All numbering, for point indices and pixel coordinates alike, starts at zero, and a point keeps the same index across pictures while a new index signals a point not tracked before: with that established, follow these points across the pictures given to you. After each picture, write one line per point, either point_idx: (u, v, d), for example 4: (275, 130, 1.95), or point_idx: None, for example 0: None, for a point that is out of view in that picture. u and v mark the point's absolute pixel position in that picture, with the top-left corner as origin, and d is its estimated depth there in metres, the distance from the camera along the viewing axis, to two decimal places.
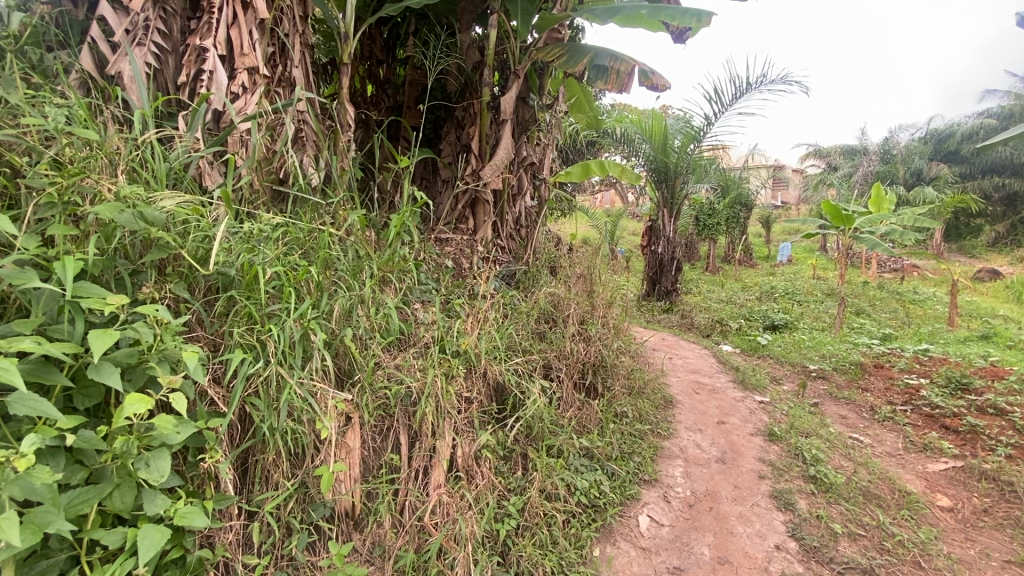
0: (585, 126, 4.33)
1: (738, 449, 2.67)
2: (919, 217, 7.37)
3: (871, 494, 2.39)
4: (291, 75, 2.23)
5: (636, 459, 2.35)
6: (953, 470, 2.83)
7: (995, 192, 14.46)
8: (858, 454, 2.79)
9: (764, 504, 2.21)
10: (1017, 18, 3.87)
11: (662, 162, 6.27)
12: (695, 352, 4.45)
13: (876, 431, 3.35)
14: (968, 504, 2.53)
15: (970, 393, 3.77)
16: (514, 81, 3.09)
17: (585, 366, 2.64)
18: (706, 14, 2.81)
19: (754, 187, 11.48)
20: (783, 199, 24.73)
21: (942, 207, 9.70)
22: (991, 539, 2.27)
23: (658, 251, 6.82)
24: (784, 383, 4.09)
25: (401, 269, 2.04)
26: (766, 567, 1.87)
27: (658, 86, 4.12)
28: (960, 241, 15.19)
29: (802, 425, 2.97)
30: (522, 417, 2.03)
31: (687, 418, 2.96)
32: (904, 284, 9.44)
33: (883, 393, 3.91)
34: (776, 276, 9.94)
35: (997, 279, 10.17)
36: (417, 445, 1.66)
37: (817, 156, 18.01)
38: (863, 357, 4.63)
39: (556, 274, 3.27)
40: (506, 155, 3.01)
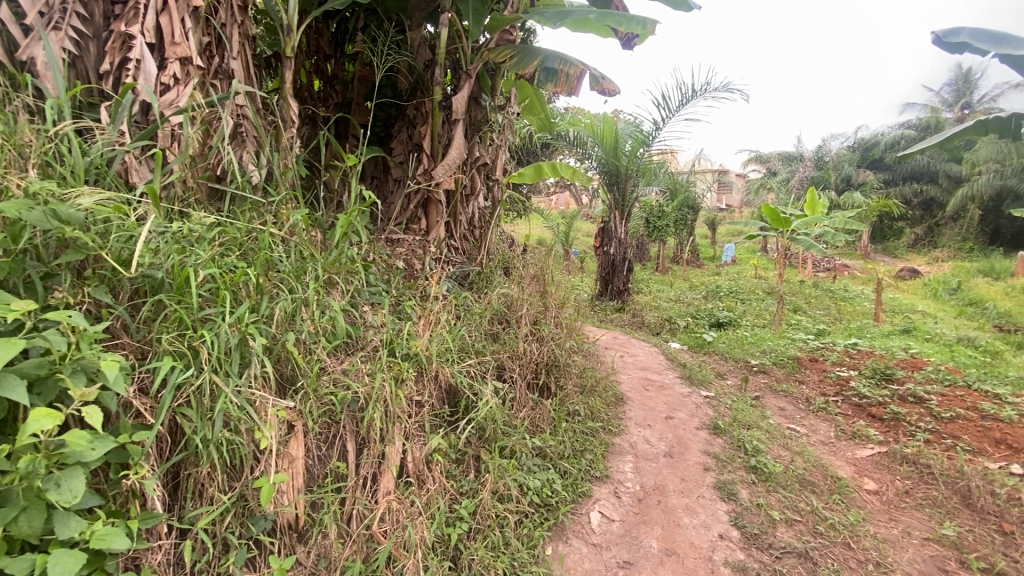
0: (538, 130, 4.33)
1: (685, 443, 2.75)
2: (849, 220, 7.89)
3: (806, 481, 2.53)
4: (229, 67, 2.12)
5: (588, 456, 2.38)
6: (878, 455, 3.05)
7: (915, 197, 15.67)
8: (794, 444, 2.95)
9: (709, 495, 2.29)
10: (933, 38, 4.21)
11: (614, 165, 6.44)
12: (645, 350, 4.58)
13: (811, 421, 3.55)
14: (892, 486, 2.72)
15: (893, 382, 4.07)
16: (466, 81, 3.07)
17: (539, 366, 2.65)
18: (650, 22, 2.87)
19: (701, 191, 11.97)
20: (727, 202, 25.89)
21: (868, 210, 10.43)
22: (911, 518, 2.45)
23: (610, 252, 6.97)
24: (727, 377, 4.29)
25: (348, 271, 1.98)
26: (710, 556, 1.93)
27: (608, 91, 4.21)
28: (885, 242, 16.38)
29: (744, 418, 3.11)
30: (474, 419, 2.01)
31: (637, 415, 3.03)
32: (836, 282, 10.11)
33: (817, 385, 4.17)
34: (722, 275, 10.40)
35: (916, 278, 11.05)
36: (366, 451, 1.61)
37: (758, 161, 18.97)
38: (800, 352, 4.90)
39: (509, 275, 3.28)
40: (459, 154, 2.99)
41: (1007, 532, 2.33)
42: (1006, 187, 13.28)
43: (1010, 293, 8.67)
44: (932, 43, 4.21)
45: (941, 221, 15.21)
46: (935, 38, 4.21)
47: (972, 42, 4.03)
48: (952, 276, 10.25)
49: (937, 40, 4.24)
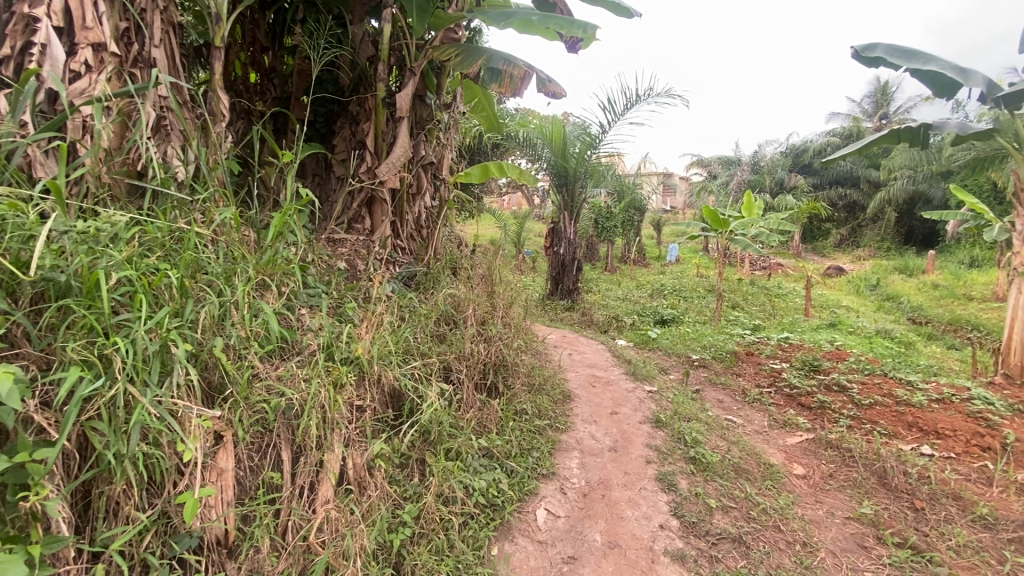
0: (486, 129, 4.26)
1: (628, 437, 2.83)
2: (782, 222, 8.37)
3: (741, 469, 2.66)
4: (151, 56, 1.98)
5: (535, 454, 2.41)
6: (806, 442, 3.25)
7: (840, 201, 16.86)
8: (730, 434, 3.10)
9: (651, 487, 2.37)
10: (853, 51, 4.54)
11: (562, 166, 6.53)
12: (593, 347, 4.68)
13: (747, 412, 3.74)
14: (818, 470, 2.91)
15: (820, 372, 4.36)
16: (410, 79, 3.02)
17: (486, 366, 2.65)
18: (592, 26, 2.93)
19: (647, 192, 12.37)
20: (672, 203, 26.88)
21: (798, 212, 11.12)
22: (834, 499, 2.63)
23: (560, 252, 7.05)
24: (670, 372, 4.46)
25: (284, 272, 1.90)
26: (651, 547, 2.00)
27: (555, 93, 4.26)
28: (814, 242, 17.54)
29: (685, 411, 3.24)
30: (417, 422, 1.98)
31: (584, 411, 3.09)
32: (770, 280, 10.73)
33: (753, 377, 4.41)
34: (666, 274, 10.80)
35: (841, 275, 11.89)
36: (302, 460, 1.55)
37: (700, 165, 19.81)
38: (738, 346, 5.16)
39: (457, 275, 3.25)
40: (403, 153, 2.93)
41: (916, 507, 2.55)
42: (917, 192, 14.54)
43: (921, 288, 9.50)
44: (852, 57, 4.54)
45: (863, 223, 16.46)
46: (854, 52, 4.55)
47: (886, 57, 4.39)
48: (872, 274, 11.11)
49: (856, 54, 4.57)
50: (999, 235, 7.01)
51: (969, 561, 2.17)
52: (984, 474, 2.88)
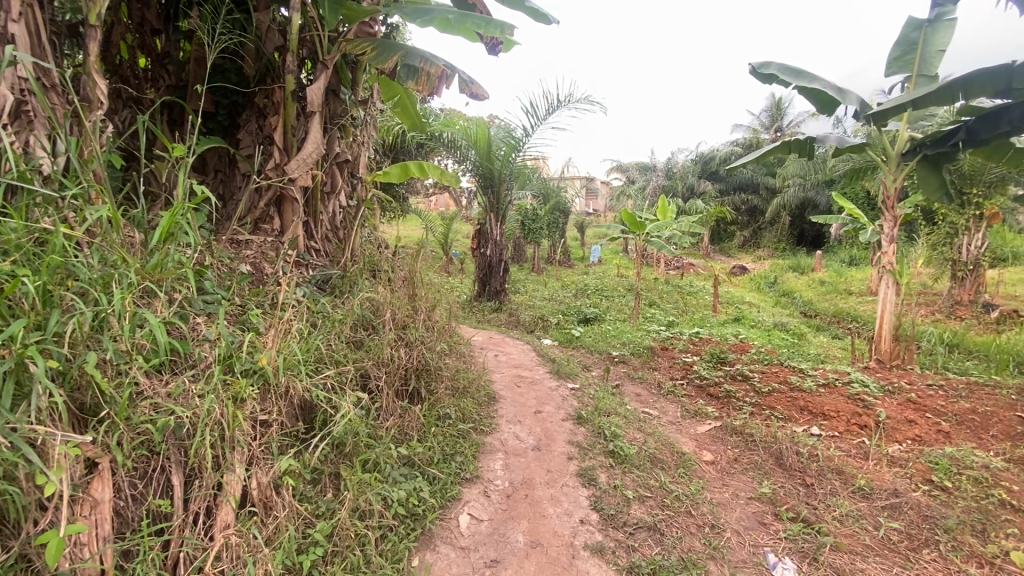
0: (410, 128, 4.09)
1: (551, 435, 2.87)
2: (693, 224, 8.96)
3: (656, 459, 2.80)
4: (8, 31, 1.72)
5: (458, 459, 2.38)
6: (714, 429, 3.49)
7: (742, 205, 18.36)
8: (647, 426, 3.25)
9: (572, 483, 2.42)
10: (751, 68, 4.95)
11: (488, 168, 6.55)
12: (519, 348, 4.72)
13: (662, 404, 3.95)
14: (725, 456, 3.12)
15: (726, 364, 4.70)
16: (322, 72, 2.87)
17: (408, 372, 2.58)
18: (509, 27, 2.95)
19: (570, 195, 12.74)
20: (594, 206, 27.92)
21: (707, 215, 11.96)
22: (739, 481, 2.83)
23: (487, 254, 7.06)
24: (592, 369, 4.61)
25: (176, 278, 1.73)
26: (571, 542, 2.04)
27: (477, 95, 4.25)
28: (721, 244, 18.96)
29: (605, 406, 3.35)
30: (330, 434, 1.88)
31: (509, 411, 3.11)
32: (684, 279, 11.45)
33: (668, 370, 4.66)
34: (590, 274, 11.17)
35: (744, 274, 12.95)
36: (197, 483, 1.42)
37: (619, 170, 20.73)
38: (654, 341, 5.44)
39: (376, 277, 3.14)
40: (315, 149, 2.78)
41: (807, 483, 2.81)
42: (806, 198, 16.18)
43: (810, 285, 10.58)
44: (750, 73, 4.95)
45: (762, 225, 18.04)
46: (752, 68, 4.97)
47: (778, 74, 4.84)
48: (770, 272, 12.20)
49: (754, 70, 4.99)
50: (872, 237, 7.89)
51: (850, 529, 2.42)
52: (861, 450, 3.24)
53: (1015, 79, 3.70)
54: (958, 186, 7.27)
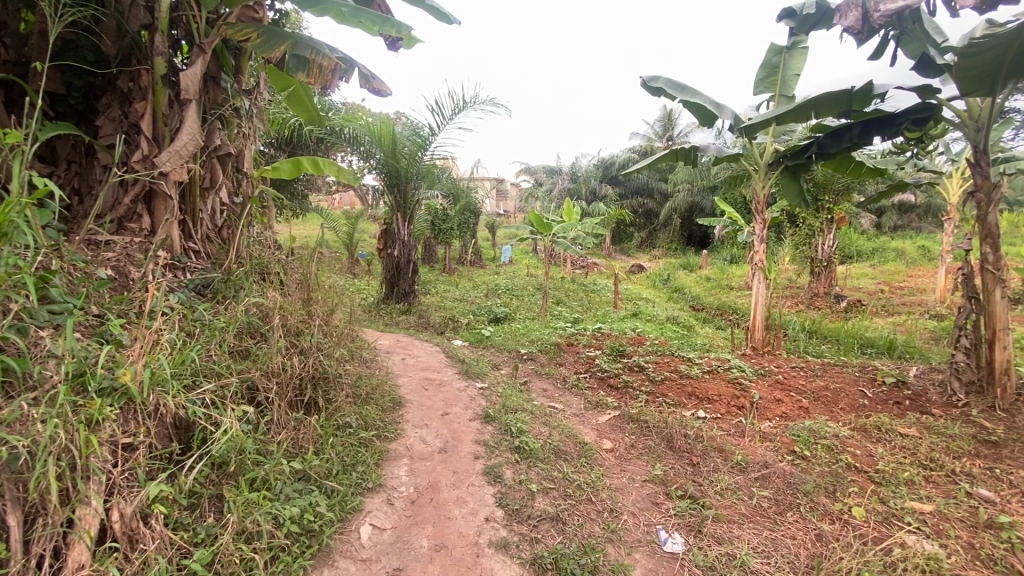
0: (307, 121, 3.82)
1: (458, 435, 2.87)
2: (596, 225, 9.42)
3: (560, 450, 2.90)
4: None
5: (359, 469, 2.29)
6: (614, 418, 3.69)
7: (640, 207, 19.63)
8: (552, 420, 3.36)
9: (477, 482, 2.43)
10: (642, 80, 5.32)
11: (393, 166, 6.38)
12: (427, 349, 4.67)
13: (567, 398, 4.10)
14: (623, 443, 3.32)
15: (625, 356, 5.00)
16: (199, 57, 2.62)
17: (303, 381, 2.44)
18: (405, 26, 2.90)
19: (480, 196, 12.81)
20: (504, 207, 28.36)
21: (609, 217, 12.63)
22: (635, 465, 3.02)
23: (394, 254, 6.87)
24: (501, 367, 4.68)
25: (12, 286, 1.49)
26: (475, 541, 2.05)
27: (378, 91, 4.12)
28: (621, 244, 20.14)
29: (512, 403, 3.41)
30: (209, 453, 1.73)
31: (414, 415, 3.05)
32: (588, 277, 12.01)
33: (573, 365, 4.86)
34: (500, 274, 11.31)
35: (642, 272, 13.87)
36: (41, 521, 1.24)
37: (527, 172, 21.24)
38: (560, 338, 5.63)
39: (266, 281, 2.92)
40: (191, 140, 2.53)
41: (694, 463, 3.07)
42: (694, 203, 17.70)
43: (698, 281, 11.59)
44: (642, 84, 5.32)
45: (657, 227, 19.44)
46: (643, 81, 5.34)
47: (665, 87, 5.25)
48: (665, 270, 13.19)
49: (645, 81, 5.36)
50: (748, 238, 8.81)
51: (728, 500, 2.69)
52: (739, 428, 3.61)
53: (854, 102, 4.31)
54: (813, 194, 8.39)
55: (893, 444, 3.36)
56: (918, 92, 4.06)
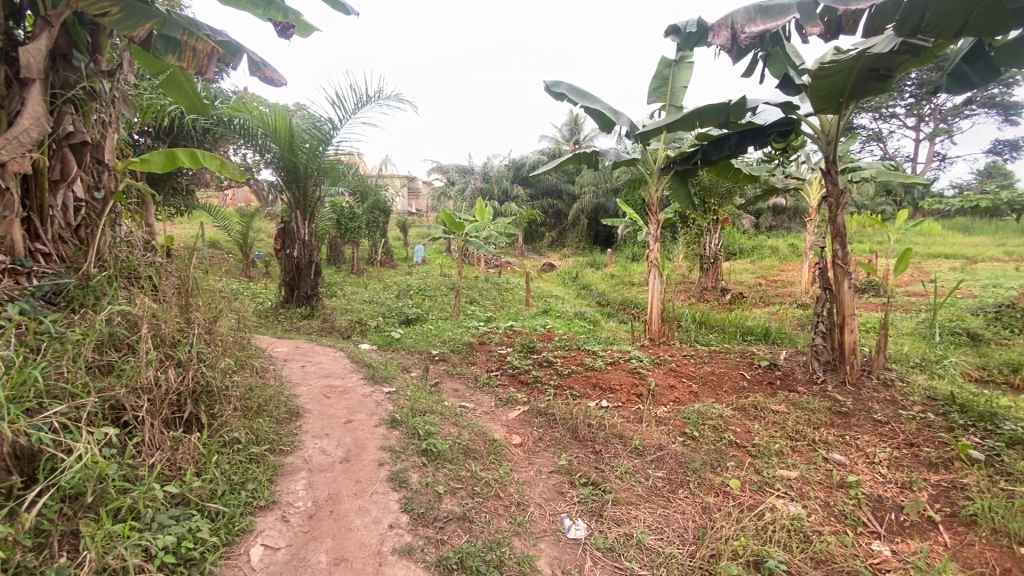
0: (187, 110, 3.46)
1: (362, 443, 2.76)
2: (507, 225, 9.55)
3: (469, 450, 2.91)
4: None
5: (250, 487, 2.13)
6: (523, 413, 3.78)
7: (549, 208, 20.23)
8: (461, 419, 3.36)
9: (381, 489, 2.37)
10: (546, 85, 5.49)
11: (290, 161, 6.00)
12: (330, 355, 4.45)
13: (478, 396, 4.12)
14: (531, 437, 3.40)
15: (535, 352, 5.13)
16: (43, 31, 2.28)
17: (182, 397, 2.22)
18: (292, 12, 2.75)
19: (390, 195, 12.46)
20: (417, 207, 27.85)
21: (521, 217, 12.86)
22: (542, 458, 3.11)
23: (294, 255, 6.47)
24: (411, 369, 4.60)
25: None
26: (378, 550, 1.99)
27: (270, 80, 3.84)
28: (533, 243, 20.61)
29: (420, 406, 3.36)
30: (60, 485, 1.53)
31: (315, 425, 2.90)
32: (502, 276, 12.16)
33: (485, 364, 4.89)
34: (411, 274, 11.07)
35: (552, 270, 14.32)
36: None
37: (439, 171, 21.03)
38: (472, 337, 5.64)
39: (137, 287, 2.62)
40: (33, 126, 2.20)
41: (596, 450, 3.23)
42: (599, 204, 18.59)
43: (604, 278, 12.21)
44: (546, 89, 5.49)
45: (566, 227, 20.13)
46: (547, 86, 5.51)
47: (567, 93, 5.47)
48: (574, 268, 13.71)
49: (549, 86, 5.54)
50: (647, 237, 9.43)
51: (627, 484, 2.86)
52: (638, 415, 3.85)
53: (730, 114, 4.74)
54: (702, 197, 9.17)
55: (768, 420, 3.77)
56: (781, 107, 4.57)
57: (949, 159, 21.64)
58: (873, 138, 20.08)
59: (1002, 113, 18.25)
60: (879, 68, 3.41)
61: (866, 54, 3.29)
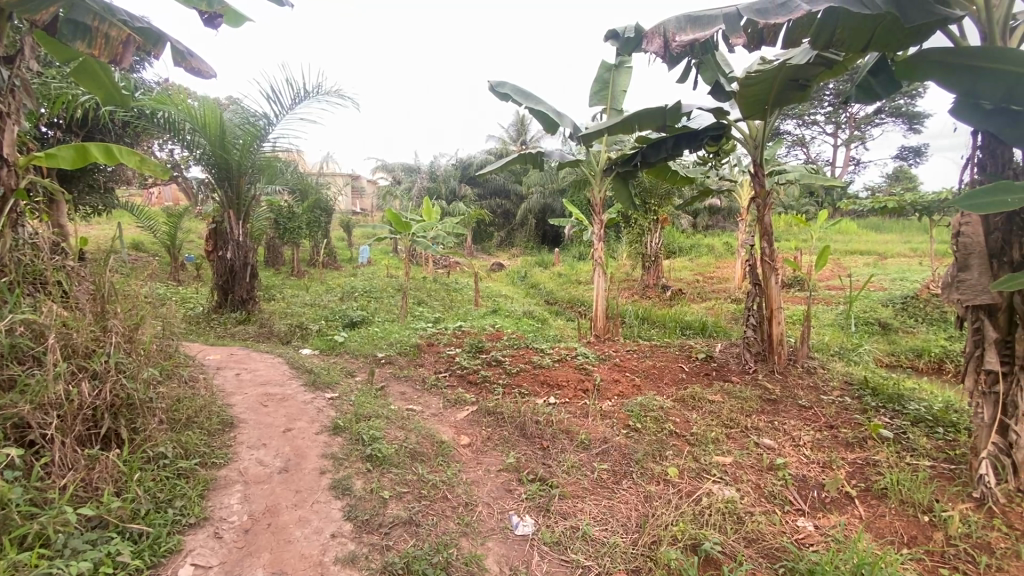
0: (102, 101, 3.20)
1: (302, 452, 2.66)
2: (454, 225, 9.49)
3: (416, 453, 2.87)
4: None
5: (178, 504, 2.02)
6: (471, 414, 3.77)
7: (497, 208, 20.27)
8: (408, 422, 3.31)
9: (323, 498, 2.29)
10: (491, 84, 5.50)
11: (222, 157, 5.67)
12: (268, 362, 4.25)
13: (426, 398, 4.07)
14: (480, 436, 3.40)
15: (483, 352, 5.13)
16: None
17: (99, 412, 2.08)
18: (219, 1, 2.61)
19: (331, 195, 12.07)
20: (361, 206, 27.13)
21: (468, 216, 12.81)
22: (491, 457, 3.12)
23: (227, 257, 6.13)
24: (356, 374, 4.47)
25: None
26: (319, 561, 1.93)
27: (198, 72, 3.62)
28: (481, 243, 20.61)
29: (365, 411, 3.28)
30: None
31: (251, 435, 2.76)
32: (450, 276, 12.07)
33: (432, 365, 4.84)
34: (356, 276, 10.78)
35: (501, 269, 14.38)
36: None
37: (383, 170, 20.60)
38: (420, 339, 5.55)
39: (47, 293, 2.40)
40: None
41: (544, 447, 3.27)
42: (546, 203, 18.85)
43: (552, 277, 12.39)
44: (490, 88, 5.50)
45: (514, 227, 20.24)
46: (491, 86, 5.52)
47: (511, 94, 5.51)
48: (522, 268, 13.82)
49: (493, 85, 5.55)
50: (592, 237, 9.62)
51: (574, 477, 2.92)
52: (584, 410, 3.95)
53: (667, 118, 4.94)
54: (642, 197, 9.50)
55: (705, 410, 3.96)
56: (713, 113, 4.80)
57: (863, 163, 23.59)
58: (798, 144, 21.56)
59: (906, 122, 20.08)
60: (799, 78, 3.66)
61: (787, 65, 3.53)
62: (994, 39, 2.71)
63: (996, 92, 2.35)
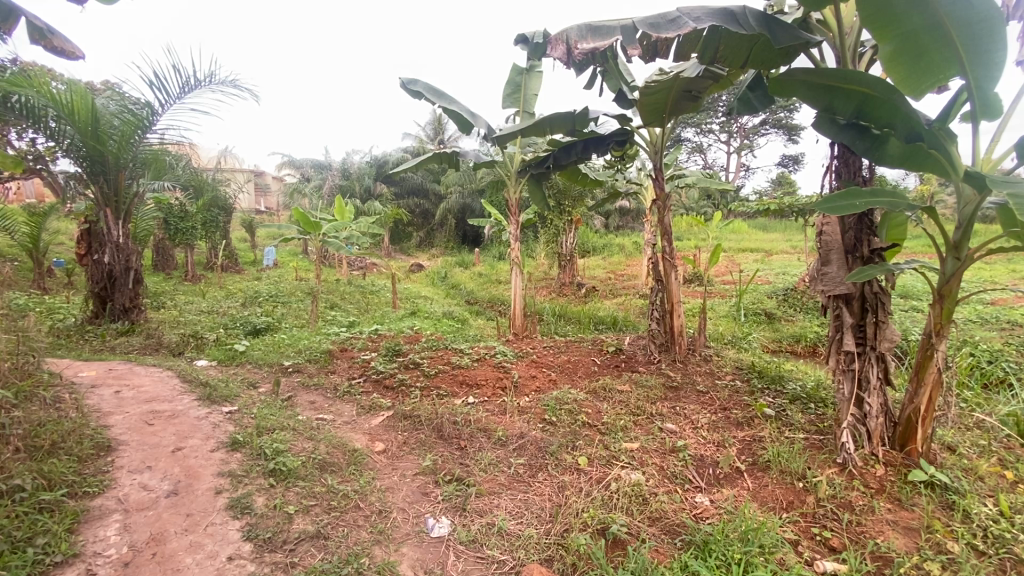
0: None
1: (195, 472, 2.45)
2: (369, 225, 9.19)
3: (326, 463, 2.76)
4: None
5: (40, 542, 1.79)
6: (387, 419, 3.68)
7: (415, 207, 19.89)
8: (317, 432, 3.16)
9: (219, 520, 2.13)
10: (403, 81, 5.40)
11: (94, 149, 5.04)
12: (155, 376, 3.85)
13: (338, 406, 3.91)
14: (396, 441, 3.33)
15: (401, 355, 5.02)
16: None
17: None
18: None
19: (231, 193, 11.18)
20: (266, 205, 25.35)
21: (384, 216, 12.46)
22: (407, 461, 3.07)
23: (104, 261, 5.47)
24: (259, 385, 4.19)
25: None
26: None
27: (63, 53, 3.21)
28: (400, 244, 20.13)
29: (268, 424, 3.08)
30: None
31: (133, 458, 2.50)
32: (366, 278, 11.67)
33: (346, 371, 4.65)
34: (261, 280, 10.07)
35: (421, 270, 14.15)
36: None
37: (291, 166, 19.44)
38: (332, 345, 5.31)
39: None
40: None
41: (461, 446, 3.28)
42: (464, 204, 18.81)
43: (471, 277, 12.40)
44: (402, 85, 5.40)
45: (432, 227, 19.98)
46: (402, 83, 5.42)
47: (423, 91, 5.45)
48: (442, 268, 13.69)
49: (404, 82, 5.44)
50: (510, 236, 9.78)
51: (490, 474, 2.96)
52: (503, 407, 4.01)
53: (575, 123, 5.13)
54: (557, 199, 9.79)
55: (615, 400, 4.18)
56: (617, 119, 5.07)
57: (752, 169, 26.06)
58: (696, 150, 23.35)
59: (785, 133, 22.48)
60: (691, 89, 3.97)
61: (679, 77, 3.80)
62: (846, 63, 3.07)
63: (848, 107, 2.69)
